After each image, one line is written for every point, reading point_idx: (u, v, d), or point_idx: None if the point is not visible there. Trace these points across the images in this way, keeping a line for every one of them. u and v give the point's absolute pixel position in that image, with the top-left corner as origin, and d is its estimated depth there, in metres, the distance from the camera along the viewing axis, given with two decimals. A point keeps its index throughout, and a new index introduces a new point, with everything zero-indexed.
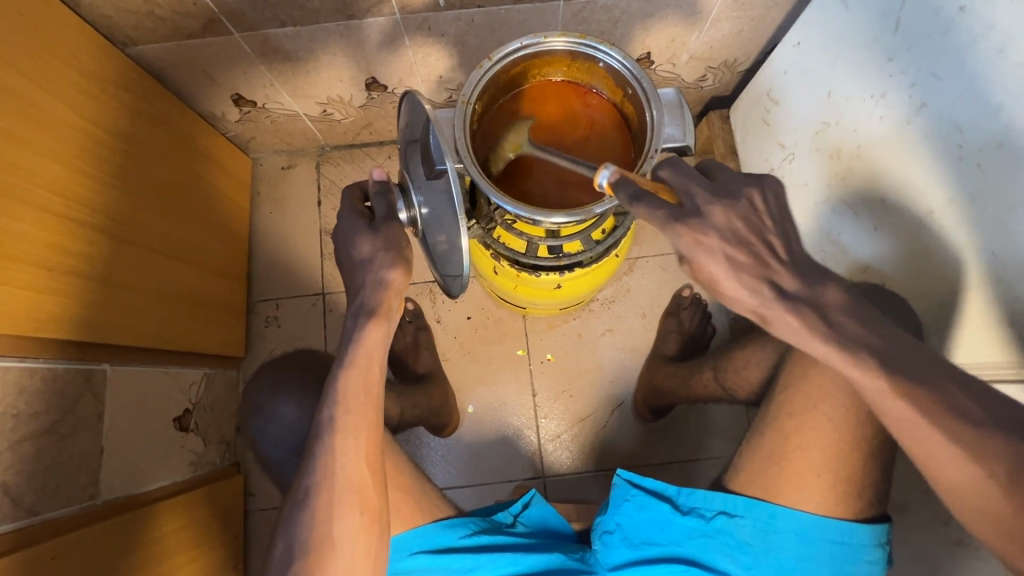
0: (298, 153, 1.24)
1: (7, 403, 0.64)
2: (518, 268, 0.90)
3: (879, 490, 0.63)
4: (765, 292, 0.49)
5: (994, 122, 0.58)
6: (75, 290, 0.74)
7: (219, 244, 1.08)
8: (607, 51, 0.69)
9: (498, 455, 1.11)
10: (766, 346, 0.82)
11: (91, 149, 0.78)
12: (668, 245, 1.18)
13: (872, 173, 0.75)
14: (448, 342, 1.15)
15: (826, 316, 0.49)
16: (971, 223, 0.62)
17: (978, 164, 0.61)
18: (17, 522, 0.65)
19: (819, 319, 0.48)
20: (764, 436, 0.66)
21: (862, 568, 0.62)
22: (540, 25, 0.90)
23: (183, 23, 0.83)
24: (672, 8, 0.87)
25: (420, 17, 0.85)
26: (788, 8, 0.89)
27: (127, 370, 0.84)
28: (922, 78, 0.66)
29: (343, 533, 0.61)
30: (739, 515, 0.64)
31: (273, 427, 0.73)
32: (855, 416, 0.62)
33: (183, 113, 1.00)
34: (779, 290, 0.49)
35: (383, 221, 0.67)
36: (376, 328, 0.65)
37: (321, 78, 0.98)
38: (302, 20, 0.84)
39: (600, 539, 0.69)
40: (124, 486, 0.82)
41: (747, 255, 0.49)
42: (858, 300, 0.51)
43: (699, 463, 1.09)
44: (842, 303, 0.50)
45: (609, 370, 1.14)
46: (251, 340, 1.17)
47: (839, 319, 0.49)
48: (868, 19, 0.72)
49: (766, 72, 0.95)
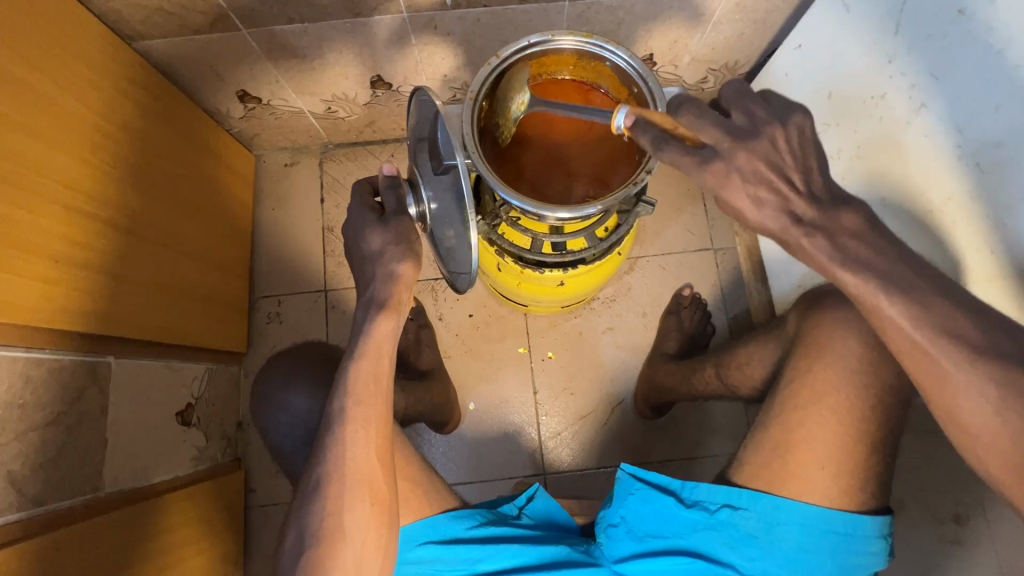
0: (301, 150, 1.25)
1: (14, 393, 0.65)
2: (523, 264, 0.91)
3: (881, 482, 0.64)
4: (785, 222, 0.49)
5: (993, 122, 0.60)
6: (82, 282, 0.74)
7: (223, 239, 1.08)
8: (613, 50, 0.70)
9: (499, 452, 1.11)
10: (769, 343, 0.83)
11: (99, 142, 0.79)
12: (669, 245, 1.19)
13: (869, 173, 0.77)
14: (450, 339, 1.16)
15: (841, 241, 0.50)
16: (969, 220, 0.64)
17: (977, 163, 0.63)
18: (23, 512, 0.65)
19: (834, 249, 0.49)
20: (768, 428, 0.67)
21: (864, 558, 0.63)
22: (545, 25, 0.91)
23: (192, 19, 0.84)
24: (676, 9, 0.89)
25: (427, 16, 0.86)
26: (789, 11, 0.91)
27: (131, 363, 0.84)
28: (922, 80, 0.67)
29: (352, 523, 0.61)
30: (743, 507, 0.65)
31: (283, 418, 0.74)
32: (857, 410, 0.64)
33: (189, 108, 1.00)
34: (795, 216, 0.49)
35: (394, 214, 0.68)
36: (385, 320, 0.65)
37: (327, 76, 0.99)
38: (310, 16, 0.85)
39: (604, 532, 0.70)
40: (127, 479, 0.81)
41: (770, 191, 0.49)
42: (874, 220, 0.52)
43: (699, 460, 1.10)
44: (857, 230, 0.50)
45: (611, 368, 1.14)
46: (253, 336, 1.17)
47: (849, 243, 0.49)
48: (868, 21, 0.74)
49: (767, 74, 0.97)
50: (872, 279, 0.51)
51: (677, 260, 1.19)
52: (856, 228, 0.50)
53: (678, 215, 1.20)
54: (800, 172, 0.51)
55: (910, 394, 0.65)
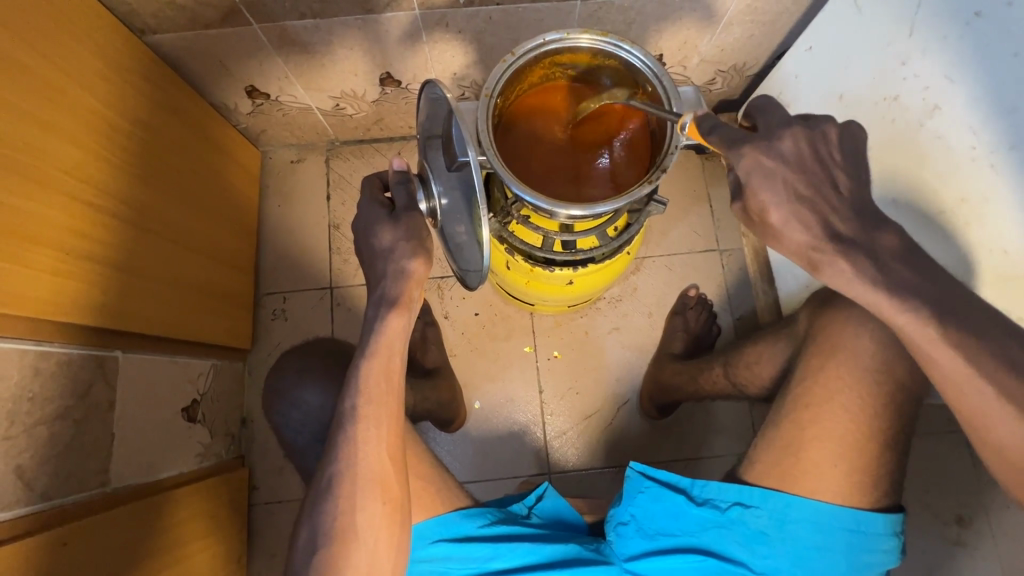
0: (308, 147, 1.24)
1: (23, 387, 0.64)
2: (532, 262, 0.91)
3: (893, 481, 0.64)
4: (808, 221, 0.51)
5: (1008, 123, 0.60)
6: (92, 275, 0.73)
7: (229, 235, 1.08)
8: (629, 49, 0.70)
9: (505, 451, 1.11)
10: (779, 341, 0.84)
11: (108, 135, 0.78)
12: (675, 245, 1.20)
13: (882, 173, 0.77)
14: (456, 338, 1.16)
15: (858, 242, 0.50)
16: (985, 221, 0.65)
17: (991, 164, 0.63)
18: (32, 506, 0.64)
19: (850, 230, 0.50)
20: (780, 427, 0.67)
21: (876, 556, 0.63)
22: (556, 24, 0.91)
23: (203, 13, 0.83)
24: (687, 10, 0.89)
25: (439, 13, 0.86)
26: (799, 13, 0.91)
27: (137, 358, 0.83)
28: (936, 82, 0.68)
29: (365, 520, 0.61)
30: (754, 505, 0.65)
31: (295, 414, 0.74)
32: (869, 410, 0.64)
33: (197, 103, 1.00)
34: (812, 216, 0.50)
35: (405, 210, 0.67)
36: (397, 317, 0.65)
37: (337, 72, 0.99)
38: (322, 12, 0.84)
39: (614, 530, 0.70)
40: (133, 475, 0.81)
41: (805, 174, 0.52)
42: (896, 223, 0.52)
43: (705, 460, 1.10)
44: (888, 236, 0.52)
45: (616, 368, 1.14)
46: (257, 333, 1.16)
47: (892, 265, 0.51)
48: (881, 23, 0.74)
49: (777, 75, 0.97)
50: (888, 280, 0.51)
51: (682, 260, 1.19)
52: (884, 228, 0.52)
53: (685, 216, 1.21)
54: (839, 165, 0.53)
55: (921, 395, 0.65)
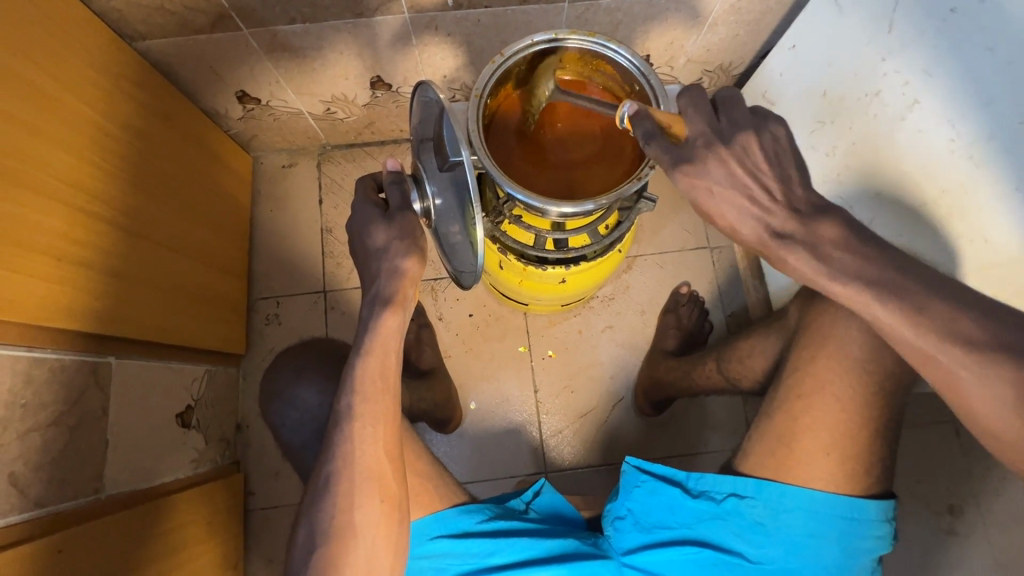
0: (299, 152, 1.25)
1: (15, 393, 0.64)
2: (525, 261, 0.91)
3: (885, 467, 0.66)
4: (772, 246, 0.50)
5: (988, 117, 0.62)
6: (83, 281, 0.73)
7: (221, 240, 1.07)
8: (616, 49, 0.72)
9: (502, 451, 1.11)
10: (769, 336, 0.86)
11: (99, 141, 0.78)
12: (666, 243, 1.21)
13: (868, 167, 0.79)
14: (450, 339, 1.16)
15: (843, 236, 0.51)
16: (964, 212, 0.66)
17: (971, 155, 0.65)
18: (26, 513, 0.64)
19: (838, 224, 0.51)
20: (773, 417, 0.69)
21: (869, 542, 0.64)
22: (544, 26, 0.92)
23: (192, 19, 0.84)
24: (673, 10, 0.90)
25: (429, 16, 0.87)
26: (782, 13, 0.93)
27: (132, 363, 0.83)
28: (915, 77, 0.70)
29: (363, 518, 0.61)
30: (749, 496, 0.66)
31: (293, 413, 0.75)
32: (861, 398, 0.65)
33: (188, 108, 1.00)
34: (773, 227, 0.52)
35: (399, 210, 0.67)
36: (392, 316, 0.65)
37: (327, 76, 0.99)
38: (312, 17, 0.85)
39: (612, 524, 0.71)
40: (129, 481, 0.81)
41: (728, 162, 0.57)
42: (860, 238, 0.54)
43: (700, 456, 1.11)
44: (853, 255, 0.50)
45: (610, 366, 1.15)
46: (251, 338, 1.16)
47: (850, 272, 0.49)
48: (861, 21, 0.76)
49: (762, 74, 0.99)
50: (886, 271, 0.49)
51: (673, 259, 1.20)
52: (852, 253, 0.50)
53: (675, 214, 1.22)
54: (788, 185, 0.53)
55: (908, 383, 0.67)
